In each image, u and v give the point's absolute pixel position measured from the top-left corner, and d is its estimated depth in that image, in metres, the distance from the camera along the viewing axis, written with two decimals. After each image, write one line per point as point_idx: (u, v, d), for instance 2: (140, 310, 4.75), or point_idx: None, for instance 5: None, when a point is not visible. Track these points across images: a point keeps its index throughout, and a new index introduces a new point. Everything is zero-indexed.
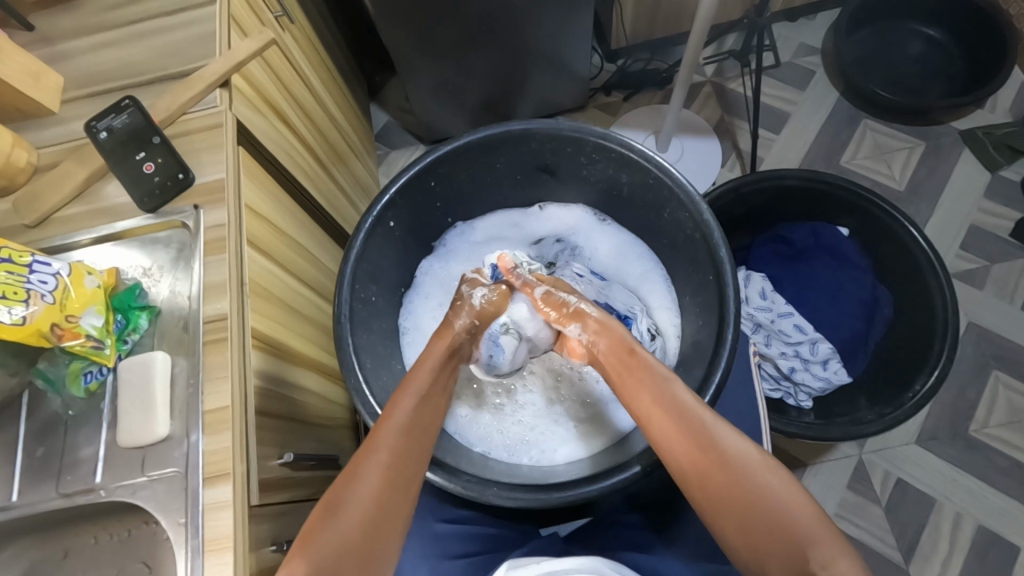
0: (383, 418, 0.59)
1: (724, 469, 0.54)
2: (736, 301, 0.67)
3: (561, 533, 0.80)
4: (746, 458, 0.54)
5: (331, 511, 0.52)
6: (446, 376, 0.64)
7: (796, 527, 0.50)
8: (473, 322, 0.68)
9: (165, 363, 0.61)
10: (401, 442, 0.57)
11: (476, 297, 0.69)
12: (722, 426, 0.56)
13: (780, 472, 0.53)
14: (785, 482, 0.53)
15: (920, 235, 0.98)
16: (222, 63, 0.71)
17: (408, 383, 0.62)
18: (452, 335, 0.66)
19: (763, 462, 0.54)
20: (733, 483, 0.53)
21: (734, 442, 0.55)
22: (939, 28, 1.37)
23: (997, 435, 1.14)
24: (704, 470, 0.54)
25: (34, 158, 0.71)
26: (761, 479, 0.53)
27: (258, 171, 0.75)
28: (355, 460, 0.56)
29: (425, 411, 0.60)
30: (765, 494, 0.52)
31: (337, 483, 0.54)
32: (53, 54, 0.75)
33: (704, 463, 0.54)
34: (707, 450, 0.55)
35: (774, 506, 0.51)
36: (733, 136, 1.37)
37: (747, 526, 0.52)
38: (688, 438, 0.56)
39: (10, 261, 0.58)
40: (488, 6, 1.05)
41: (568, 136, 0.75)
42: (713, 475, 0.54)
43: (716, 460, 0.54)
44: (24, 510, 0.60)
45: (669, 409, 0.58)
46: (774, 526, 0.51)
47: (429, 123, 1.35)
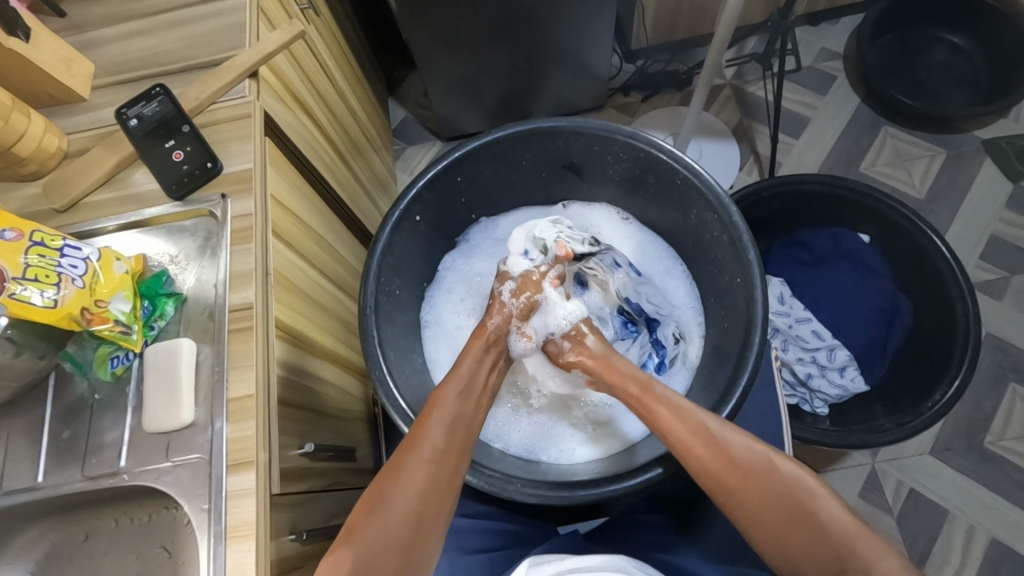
0: (421, 417, 0.60)
1: (751, 482, 0.56)
2: (763, 305, 0.67)
3: (582, 531, 0.80)
4: (772, 468, 0.57)
5: (378, 506, 0.54)
6: (485, 370, 0.65)
7: (826, 533, 0.54)
8: (504, 322, 0.69)
9: (192, 350, 0.62)
10: (443, 438, 0.58)
11: (506, 295, 0.71)
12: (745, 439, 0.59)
13: (811, 486, 0.56)
14: (809, 488, 0.57)
15: (943, 245, 0.97)
16: (251, 54, 0.71)
17: (447, 379, 0.63)
18: (487, 335, 0.67)
19: (792, 482, 0.56)
20: (761, 493, 0.56)
21: (761, 453, 0.58)
22: (963, 36, 1.36)
23: (1012, 448, 1.13)
24: (732, 481, 0.57)
25: (65, 144, 0.72)
26: (794, 493, 0.56)
27: (284, 164, 0.76)
28: (398, 456, 0.57)
29: (465, 405, 0.61)
30: (798, 507, 0.55)
31: (381, 480, 0.56)
32: (84, 41, 0.76)
33: (732, 475, 0.57)
34: (735, 463, 0.57)
35: (807, 521, 0.55)
36: (752, 140, 1.37)
37: (774, 534, 0.55)
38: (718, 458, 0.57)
39: (42, 245, 0.59)
40: (513, 4, 1.05)
41: (595, 135, 0.75)
42: (742, 486, 0.56)
43: (749, 477, 0.57)
44: (49, 492, 0.60)
45: (697, 424, 0.59)
46: (801, 534, 0.54)
47: (447, 120, 1.35)
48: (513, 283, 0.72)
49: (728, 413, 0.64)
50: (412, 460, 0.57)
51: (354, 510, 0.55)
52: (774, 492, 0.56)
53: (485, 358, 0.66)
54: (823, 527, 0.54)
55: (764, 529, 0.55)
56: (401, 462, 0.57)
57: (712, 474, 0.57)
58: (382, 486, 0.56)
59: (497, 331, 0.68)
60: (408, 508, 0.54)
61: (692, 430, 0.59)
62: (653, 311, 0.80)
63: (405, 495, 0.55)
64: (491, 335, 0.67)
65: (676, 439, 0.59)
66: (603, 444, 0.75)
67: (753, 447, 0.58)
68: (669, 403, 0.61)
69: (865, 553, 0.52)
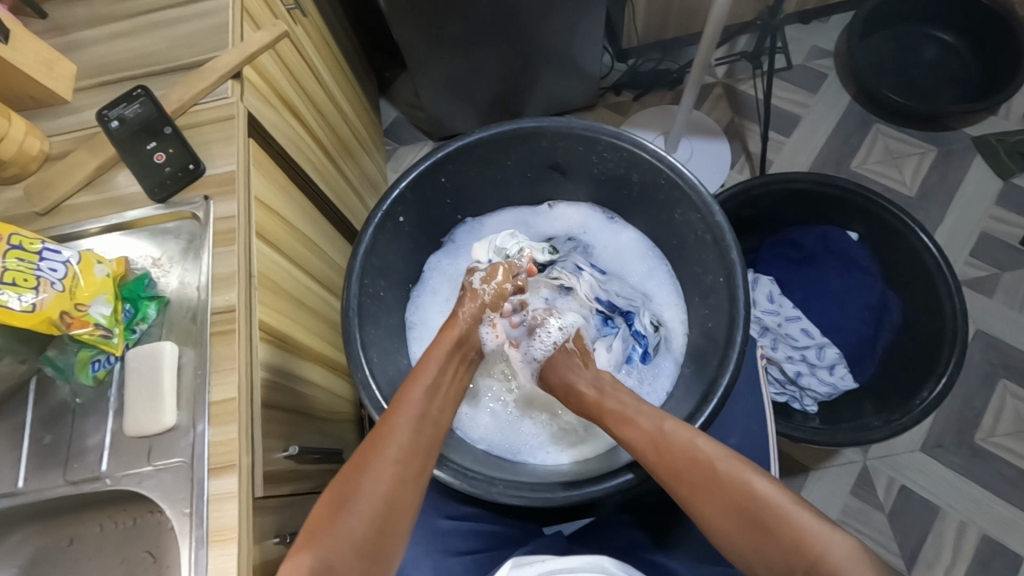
0: (388, 415, 0.61)
1: (701, 489, 0.57)
2: (746, 304, 0.67)
3: (565, 532, 0.78)
4: (721, 472, 0.57)
5: (343, 506, 0.54)
6: (453, 368, 0.67)
7: (779, 536, 0.52)
8: (477, 310, 0.70)
9: (173, 353, 0.61)
10: (410, 437, 0.59)
11: (477, 282, 0.73)
12: (698, 444, 0.59)
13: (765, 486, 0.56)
14: (762, 488, 0.55)
15: (931, 242, 0.97)
16: (234, 55, 0.71)
17: (415, 377, 0.64)
18: (459, 326, 0.69)
19: (743, 483, 0.56)
20: (710, 499, 0.56)
21: (710, 456, 0.58)
22: (954, 33, 1.36)
23: (1003, 444, 1.14)
24: (684, 488, 0.58)
25: (47, 146, 0.71)
26: (744, 493, 0.55)
27: (270, 166, 0.75)
28: (361, 454, 0.58)
29: (434, 404, 0.63)
30: (752, 509, 0.55)
31: (344, 477, 0.56)
32: (67, 43, 0.76)
33: (682, 482, 0.58)
34: (684, 471, 0.58)
35: (758, 521, 0.54)
36: (743, 139, 1.37)
37: (731, 538, 0.55)
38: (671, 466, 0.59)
39: (21, 248, 0.58)
40: (501, 4, 1.04)
41: (579, 135, 0.74)
42: (692, 492, 0.58)
43: (700, 484, 0.57)
44: (30, 497, 0.60)
45: (647, 436, 0.62)
46: (755, 538, 0.54)
47: (438, 120, 1.35)
48: (483, 271, 0.74)
49: (710, 412, 0.64)
50: (381, 458, 0.57)
51: (315, 510, 0.54)
52: (723, 496, 0.56)
53: (454, 356, 0.67)
54: (777, 527, 0.53)
55: (719, 533, 0.56)
56: (367, 461, 0.57)
57: (667, 481, 0.59)
58: (347, 482, 0.55)
59: (468, 327, 0.69)
60: (375, 505, 0.55)
61: (644, 441, 0.61)
62: (627, 304, 0.82)
63: (372, 492, 0.55)
64: (462, 337, 0.68)
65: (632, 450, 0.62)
66: (584, 444, 0.75)
67: (699, 453, 0.59)
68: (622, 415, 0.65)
69: (813, 549, 0.51)
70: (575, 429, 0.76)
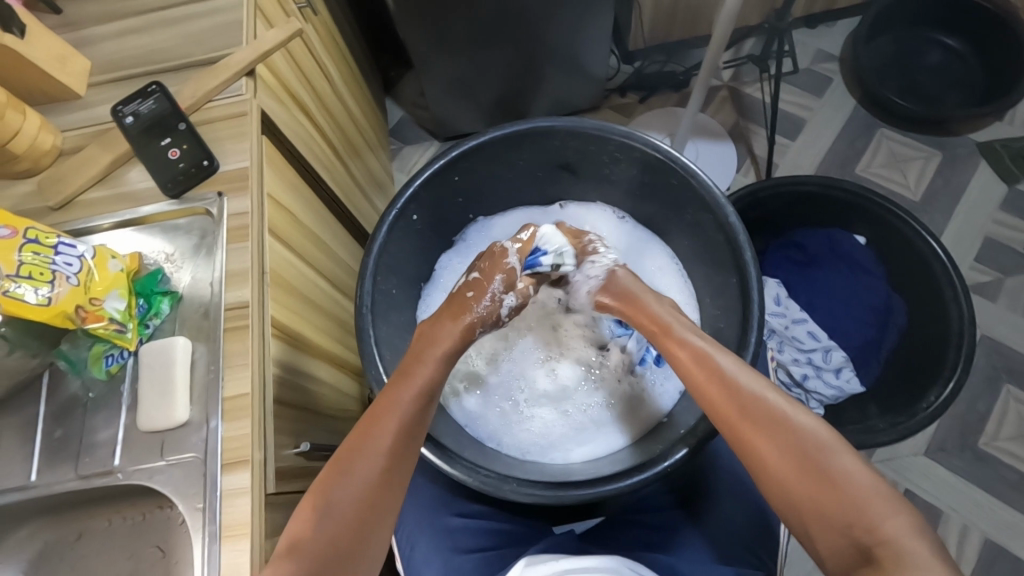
0: (372, 415, 0.60)
1: (764, 431, 0.56)
2: (759, 306, 0.67)
3: (578, 531, 0.76)
4: (790, 418, 0.56)
5: (323, 508, 0.54)
6: (447, 366, 0.65)
7: (837, 493, 0.52)
8: (490, 318, 0.70)
9: (186, 349, 0.61)
10: (395, 437, 0.58)
11: (507, 306, 0.71)
12: (767, 392, 0.58)
13: (832, 444, 0.55)
14: (828, 442, 0.55)
15: (939, 246, 0.97)
16: (248, 52, 0.71)
17: (408, 374, 0.63)
18: (465, 320, 0.68)
19: (810, 436, 0.55)
20: (775, 443, 0.55)
21: (776, 402, 0.57)
22: (958, 38, 1.37)
23: (1006, 449, 1.14)
24: (744, 426, 0.57)
25: (60, 141, 0.71)
26: (810, 445, 0.54)
27: (282, 163, 0.76)
28: (345, 456, 0.57)
29: (422, 404, 0.61)
30: (817, 461, 0.53)
31: (327, 477, 0.56)
32: (79, 39, 0.76)
33: (744, 420, 0.57)
34: (750, 410, 0.57)
35: (823, 476, 0.53)
36: (749, 141, 1.37)
37: (784, 486, 0.54)
38: (732, 402, 0.58)
39: (36, 242, 0.58)
40: (510, 3, 1.05)
41: (592, 134, 0.75)
42: (755, 431, 0.56)
43: (763, 429, 0.56)
44: (41, 491, 0.60)
45: (715, 368, 0.60)
46: (812, 488, 0.53)
47: (445, 119, 1.35)
48: (514, 298, 0.72)
49: None
50: (362, 459, 0.56)
51: (300, 507, 0.54)
52: (787, 443, 0.55)
53: (452, 355, 0.66)
54: (836, 486, 0.52)
55: (772, 476, 0.54)
56: (352, 460, 0.56)
57: (724, 414, 0.58)
58: (326, 485, 0.55)
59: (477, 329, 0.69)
60: (356, 504, 0.54)
61: (708, 372, 0.60)
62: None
63: (354, 493, 0.55)
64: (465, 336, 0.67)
65: (693, 379, 0.61)
66: (594, 443, 0.75)
67: (766, 396, 0.58)
68: (694, 344, 0.63)
69: (875, 512, 0.51)
70: (584, 425, 0.76)
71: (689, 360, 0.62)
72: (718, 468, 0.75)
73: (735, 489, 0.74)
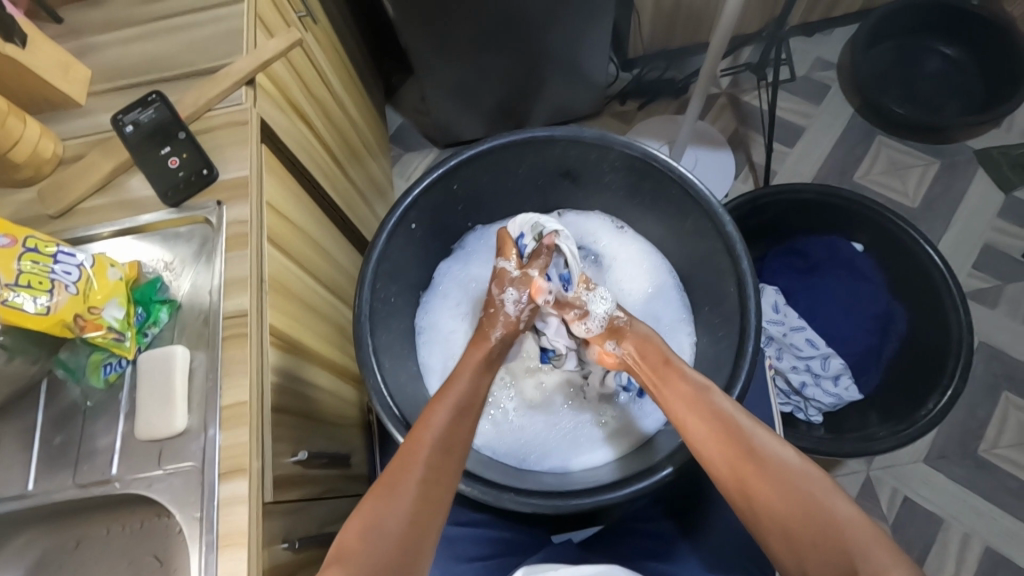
0: (413, 434, 0.60)
1: (763, 473, 0.55)
2: (756, 314, 0.67)
3: (574, 540, 0.77)
4: (784, 462, 0.56)
5: (370, 534, 0.54)
6: (481, 383, 0.65)
7: (835, 534, 0.52)
8: (509, 333, 0.69)
9: (185, 357, 0.61)
10: (436, 459, 0.58)
11: (509, 304, 0.70)
12: (762, 433, 0.58)
13: (824, 490, 0.54)
14: (822, 483, 0.55)
15: (937, 254, 0.97)
16: (248, 61, 0.71)
17: (443, 394, 0.62)
18: (487, 345, 0.68)
19: (804, 481, 0.55)
20: (771, 487, 0.55)
21: (768, 445, 0.57)
22: (956, 46, 1.37)
23: (1006, 456, 1.14)
24: (742, 469, 0.56)
25: (61, 149, 0.72)
26: (804, 492, 0.54)
27: (281, 171, 0.76)
28: (389, 476, 0.57)
29: (460, 424, 0.61)
30: (810, 508, 0.53)
31: (373, 501, 0.55)
32: (81, 47, 0.76)
33: (742, 463, 0.56)
34: (748, 452, 0.57)
35: (819, 523, 0.53)
36: (747, 148, 1.38)
37: (784, 528, 0.54)
38: (725, 444, 0.57)
39: (35, 251, 0.58)
40: (510, 11, 1.05)
41: (591, 143, 0.75)
42: (752, 476, 0.56)
43: (760, 478, 0.55)
44: (39, 499, 0.60)
45: (710, 409, 0.60)
46: (811, 530, 0.53)
47: (444, 126, 1.36)
48: (518, 292, 0.70)
49: None
50: (405, 481, 0.56)
51: (345, 533, 0.54)
52: (786, 486, 0.54)
53: (484, 371, 0.66)
54: (835, 528, 0.52)
55: (771, 520, 0.54)
56: (395, 482, 0.56)
57: (718, 457, 0.58)
58: (376, 511, 0.55)
59: (500, 344, 0.69)
60: (401, 530, 0.54)
61: (700, 413, 0.60)
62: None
63: (399, 516, 0.55)
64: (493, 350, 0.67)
65: (686, 422, 0.60)
66: (587, 455, 0.75)
67: (762, 442, 0.57)
68: (691, 383, 0.62)
69: (874, 560, 0.50)
70: (577, 434, 0.76)
71: (684, 399, 0.61)
72: None
73: None
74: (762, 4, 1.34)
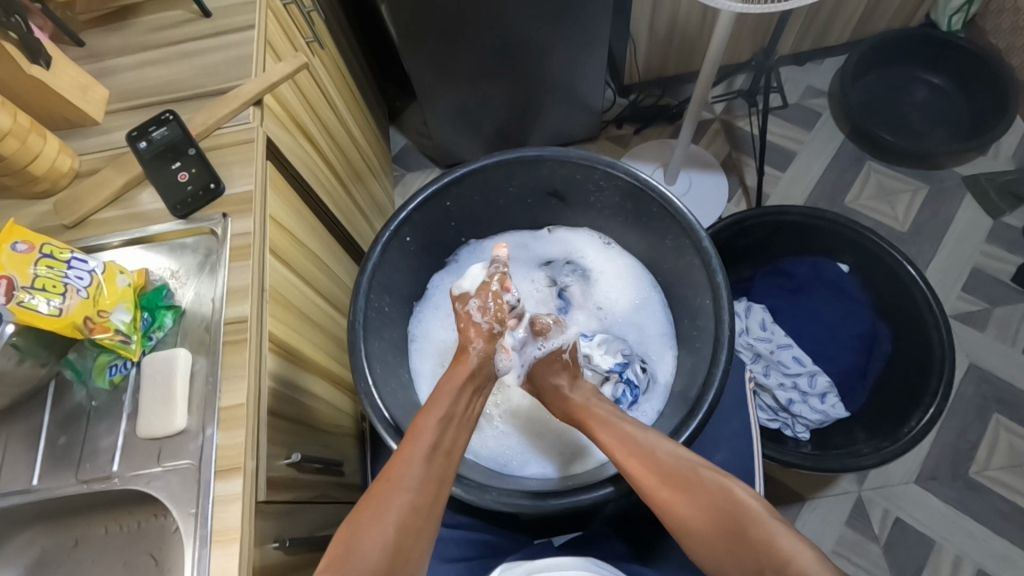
0: (397, 452, 0.60)
1: (678, 492, 0.59)
2: (730, 325, 0.70)
3: (556, 542, 0.81)
4: (698, 477, 0.59)
5: (355, 546, 0.52)
6: (464, 399, 0.65)
7: (754, 544, 0.54)
8: (488, 344, 0.69)
9: (186, 360, 0.64)
10: (422, 469, 0.58)
11: (476, 312, 0.71)
12: (676, 454, 0.62)
13: (735, 496, 0.58)
14: (738, 493, 0.58)
15: (919, 275, 1.00)
16: (256, 83, 0.76)
17: (430, 405, 0.63)
18: (470, 360, 0.68)
19: (715, 491, 0.58)
20: (688, 502, 0.58)
21: (683, 463, 0.61)
22: (943, 76, 1.42)
23: (997, 478, 1.15)
24: (662, 494, 0.60)
25: (77, 164, 0.76)
26: (717, 501, 0.58)
27: (286, 188, 0.80)
28: (371, 492, 0.56)
29: (446, 432, 0.62)
30: (723, 515, 0.57)
31: (356, 518, 0.54)
32: (100, 69, 0.81)
33: (667, 490, 0.60)
34: (664, 478, 0.60)
35: (731, 528, 0.56)
36: (740, 172, 1.42)
37: (704, 542, 0.57)
38: (646, 469, 0.61)
39: (51, 257, 0.62)
40: (508, 40, 1.11)
41: (578, 164, 0.79)
42: (671, 494, 0.59)
43: (678, 495, 0.59)
44: (43, 494, 0.63)
45: (628, 440, 0.64)
46: (724, 538, 0.56)
47: (445, 148, 1.41)
48: (478, 300, 0.71)
49: (697, 425, 0.66)
50: (395, 489, 0.56)
51: (328, 550, 0.53)
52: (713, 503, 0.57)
53: (467, 388, 0.66)
54: (762, 541, 0.54)
55: (695, 535, 0.58)
56: (382, 497, 0.55)
57: (648, 486, 0.61)
58: (360, 522, 0.54)
59: (480, 360, 0.68)
60: (388, 539, 0.53)
61: (628, 449, 0.63)
62: (633, 344, 0.84)
63: (384, 526, 0.53)
64: (476, 368, 0.67)
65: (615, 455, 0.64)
66: (575, 462, 0.77)
67: (682, 460, 0.61)
68: (606, 424, 0.67)
69: (781, 553, 0.52)
70: (559, 443, 0.79)
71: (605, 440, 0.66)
72: None
73: None
74: (753, 34, 1.39)
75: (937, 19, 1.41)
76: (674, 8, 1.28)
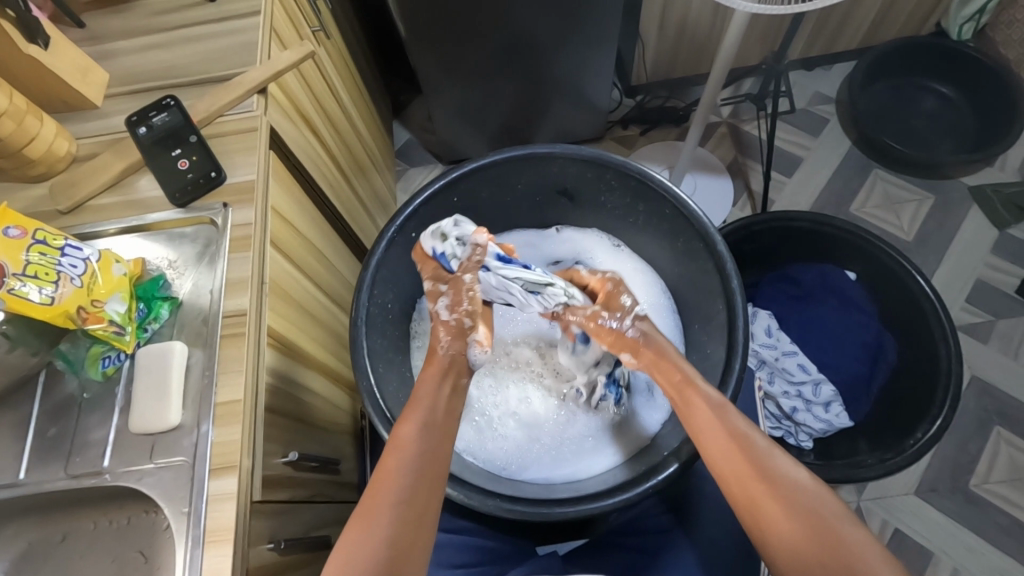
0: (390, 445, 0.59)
1: (775, 492, 0.55)
2: (743, 333, 0.68)
3: (560, 552, 0.79)
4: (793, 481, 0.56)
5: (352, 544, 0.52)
6: (444, 393, 0.63)
7: (849, 562, 0.51)
8: (453, 335, 0.66)
9: (183, 353, 0.62)
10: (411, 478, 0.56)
11: (443, 310, 0.68)
12: (777, 454, 0.58)
13: (835, 512, 0.54)
14: (832, 505, 0.54)
15: (929, 286, 0.99)
16: (262, 71, 0.74)
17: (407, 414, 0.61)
18: (439, 359, 0.65)
19: (813, 499, 0.55)
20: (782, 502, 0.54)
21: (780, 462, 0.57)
22: (952, 86, 1.41)
23: (998, 492, 1.14)
24: (751, 489, 0.56)
25: (74, 149, 0.74)
26: (814, 508, 0.54)
27: (288, 179, 0.78)
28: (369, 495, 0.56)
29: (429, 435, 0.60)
30: (818, 524, 0.53)
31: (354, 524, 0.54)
32: (102, 52, 0.79)
33: (754, 482, 0.56)
34: (760, 471, 0.57)
35: (829, 542, 0.52)
36: (746, 176, 1.40)
37: (788, 548, 0.53)
38: (741, 457, 0.58)
39: (43, 243, 0.60)
40: (517, 36, 1.09)
41: (590, 162, 0.77)
42: (763, 489, 0.56)
43: (773, 495, 0.55)
44: (30, 489, 0.61)
45: (730, 429, 0.60)
46: (814, 548, 0.52)
47: (450, 143, 1.39)
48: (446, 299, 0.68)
49: None
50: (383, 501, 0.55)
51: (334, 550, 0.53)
52: (787, 501, 0.55)
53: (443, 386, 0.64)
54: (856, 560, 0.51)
55: (778, 539, 0.54)
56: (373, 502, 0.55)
57: (738, 477, 0.57)
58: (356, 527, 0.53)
59: (451, 354, 0.66)
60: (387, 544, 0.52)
61: (728, 437, 0.59)
62: None
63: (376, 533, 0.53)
64: (444, 361, 0.65)
65: (705, 439, 0.61)
66: (579, 467, 0.76)
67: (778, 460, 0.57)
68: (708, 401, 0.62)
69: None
70: (564, 446, 0.78)
71: (702, 418, 0.62)
72: (703, 493, 0.76)
73: (718, 514, 0.75)
74: (763, 38, 1.38)
75: (947, 27, 1.40)
76: (685, 11, 1.27)
